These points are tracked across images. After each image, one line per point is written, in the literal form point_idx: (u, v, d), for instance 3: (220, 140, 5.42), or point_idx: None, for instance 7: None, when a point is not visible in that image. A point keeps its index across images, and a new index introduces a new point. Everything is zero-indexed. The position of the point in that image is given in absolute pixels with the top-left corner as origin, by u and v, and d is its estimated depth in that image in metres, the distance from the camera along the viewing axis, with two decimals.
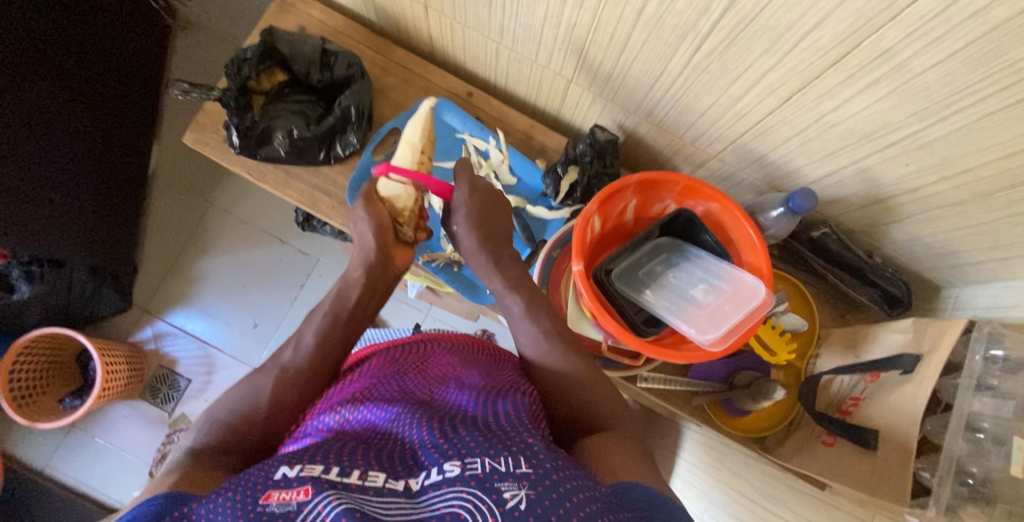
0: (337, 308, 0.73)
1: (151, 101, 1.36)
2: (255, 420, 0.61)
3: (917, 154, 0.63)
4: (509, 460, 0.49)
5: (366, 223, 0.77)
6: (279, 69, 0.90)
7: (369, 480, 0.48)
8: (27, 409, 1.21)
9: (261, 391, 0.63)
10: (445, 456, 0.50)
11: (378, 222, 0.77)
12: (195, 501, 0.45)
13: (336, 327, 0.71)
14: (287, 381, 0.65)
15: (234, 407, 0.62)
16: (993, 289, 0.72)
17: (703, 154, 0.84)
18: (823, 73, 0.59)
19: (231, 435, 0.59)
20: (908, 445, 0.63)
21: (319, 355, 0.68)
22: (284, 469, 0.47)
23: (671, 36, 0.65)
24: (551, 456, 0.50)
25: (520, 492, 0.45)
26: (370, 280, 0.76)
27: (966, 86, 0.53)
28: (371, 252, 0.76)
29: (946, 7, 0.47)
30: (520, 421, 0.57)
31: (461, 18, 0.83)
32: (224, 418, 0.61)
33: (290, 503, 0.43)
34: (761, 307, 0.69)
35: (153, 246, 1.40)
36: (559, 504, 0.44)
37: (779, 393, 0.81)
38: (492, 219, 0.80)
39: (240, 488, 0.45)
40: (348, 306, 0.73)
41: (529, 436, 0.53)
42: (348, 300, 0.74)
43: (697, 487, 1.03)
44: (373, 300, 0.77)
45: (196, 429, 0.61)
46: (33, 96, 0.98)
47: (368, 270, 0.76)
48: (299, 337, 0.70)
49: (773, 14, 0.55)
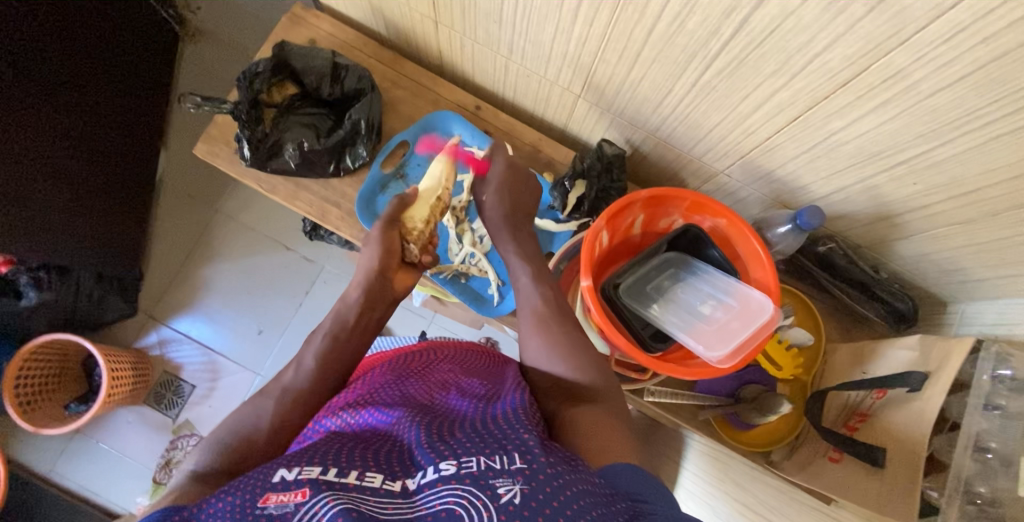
0: (337, 328, 0.74)
1: (159, 109, 1.37)
2: (258, 441, 0.61)
3: (924, 174, 0.64)
4: (504, 458, 0.49)
5: (375, 245, 0.78)
6: (290, 83, 0.91)
7: (367, 480, 0.48)
8: (33, 414, 1.21)
9: (263, 413, 0.64)
10: (440, 457, 0.50)
11: (388, 244, 0.78)
12: (194, 508, 0.45)
13: (337, 349, 0.72)
14: (289, 402, 0.65)
15: (236, 428, 0.62)
16: (999, 305, 0.72)
17: (709, 169, 0.85)
18: (832, 93, 0.60)
19: (235, 457, 0.58)
20: (915, 462, 0.63)
21: (317, 379, 0.69)
22: (282, 472, 0.47)
23: (681, 55, 0.66)
24: (545, 453, 0.50)
25: (514, 487, 0.45)
26: (372, 298, 0.77)
27: (974, 109, 0.53)
28: (372, 271, 0.77)
29: (956, 33, 0.47)
30: (517, 419, 0.57)
31: (471, 33, 0.84)
32: (224, 440, 0.61)
33: (288, 505, 0.43)
34: (768, 323, 0.70)
35: (159, 252, 1.40)
36: (553, 498, 0.44)
37: (785, 406, 0.81)
38: (522, 201, 0.86)
39: (240, 492, 0.45)
40: (348, 326, 0.74)
41: (524, 432, 0.54)
42: (348, 321, 0.75)
43: (702, 497, 1.04)
44: (373, 318, 0.77)
45: (198, 450, 0.61)
46: (42, 104, 0.98)
47: (369, 287, 0.76)
48: (305, 356, 0.71)
49: (783, 36, 0.56)
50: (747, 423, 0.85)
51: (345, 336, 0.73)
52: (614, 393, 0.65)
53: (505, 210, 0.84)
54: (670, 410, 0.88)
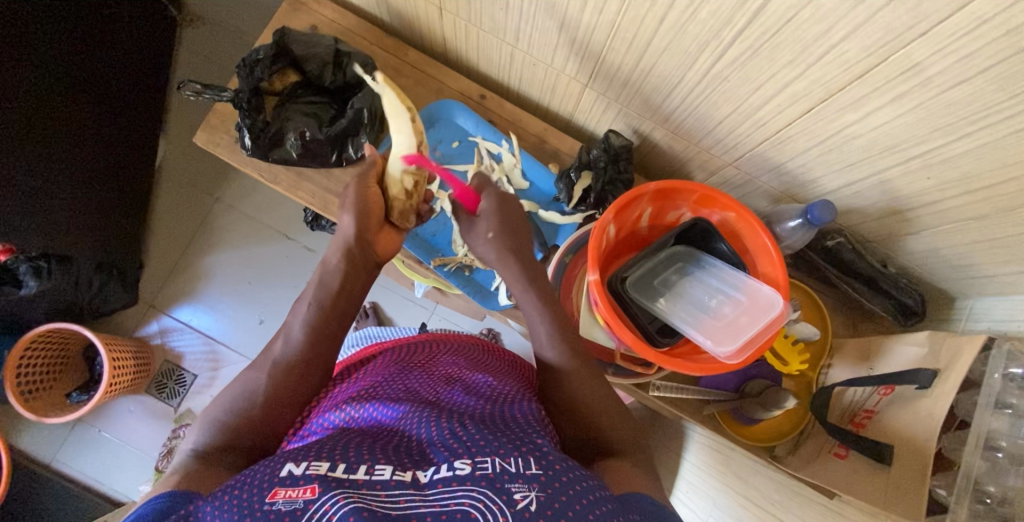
0: (323, 295, 0.69)
1: (157, 96, 1.35)
2: (253, 417, 0.60)
3: (939, 168, 0.63)
4: (519, 460, 0.48)
5: (353, 203, 0.73)
6: (291, 70, 0.88)
7: (378, 473, 0.47)
8: (33, 402, 1.20)
9: (256, 387, 0.63)
10: (455, 455, 0.50)
11: (363, 202, 0.73)
12: (199, 503, 0.45)
13: (326, 316, 0.68)
14: (281, 374, 0.63)
15: (230, 406, 0.61)
16: (1009, 301, 0.71)
17: (718, 161, 0.84)
18: (847, 85, 0.58)
19: (233, 435, 0.58)
20: (925, 460, 0.62)
21: (309, 348, 0.66)
22: (290, 466, 0.47)
23: (692, 45, 0.65)
24: (560, 457, 0.50)
25: (530, 494, 0.44)
26: (353, 265, 0.72)
27: (993, 103, 0.52)
28: (350, 235, 0.72)
29: (979, 25, 0.46)
30: (529, 423, 0.57)
31: (476, 21, 0.82)
32: (221, 418, 0.60)
33: (297, 501, 0.43)
34: (778, 318, 0.68)
35: (160, 240, 1.39)
36: (569, 505, 0.44)
37: (790, 401, 0.82)
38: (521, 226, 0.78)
39: (246, 487, 0.45)
40: (332, 291, 0.69)
41: (539, 437, 0.54)
42: (333, 287, 0.70)
43: (698, 491, 1.05)
44: (359, 281, 0.73)
45: (197, 428, 0.60)
46: (38, 89, 0.96)
47: (348, 252, 0.71)
48: (293, 326, 0.67)
49: (798, 26, 0.54)
50: (751, 418, 0.85)
51: (332, 303, 0.69)
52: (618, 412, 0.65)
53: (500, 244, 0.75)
54: (673, 404, 0.88)
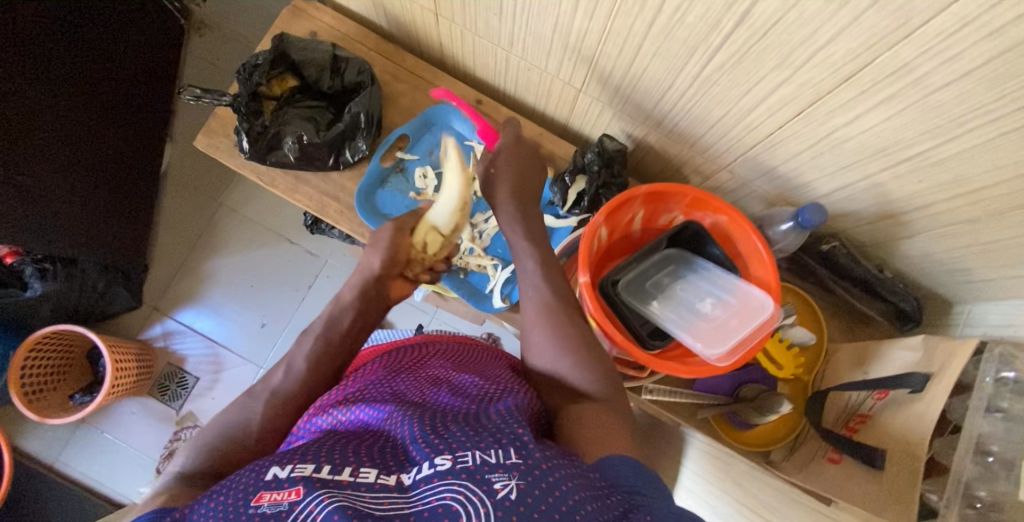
0: (329, 333, 0.74)
1: (164, 102, 1.37)
2: (243, 439, 0.60)
3: (930, 171, 0.63)
4: (499, 452, 0.48)
5: (382, 248, 0.81)
6: (290, 76, 0.90)
7: (361, 476, 0.47)
8: (37, 404, 1.22)
9: (250, 412, 0.63)
10: (436, 451, 0.50)
11: (393, 250, 0.82)
12: (187, 507, 0.45)
13: (327, 352, 0.72)
14: (276, 404, 0.65)
15: (221, 429, 0.62)
16: (1005, 306, 0.71)
17: (711, 166, 0.84)
18: (836, 88, 0.59)
19: (222, 458, 0.58)
20: (915, 465, 0.62)
21: (304, 379, 0.68)
22: (275, 470, 0.47)
23: (682, 48, 0.65)
24: (540, 446, 0.50)
25: (510, 483, 0.45)
26: (365, 304, 0.78)
27: (981, 104, 0.52)
28: (371, 274, 0.80)
29: (962, 26, 0.46)
30: (511, 415, 0.56)
31: (472, 26, 0.83)
32: (211, 442, 0.60)
33: (282, 503, 0.43)
34: (768, 321, 0.69)
35: (164, 243, 1.41)
36: (548, 494, 0.44)
37: (785, 407, 0.80)
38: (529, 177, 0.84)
39: (231, 492, 0.45)
40: (340, 329, 0.75)
41: (519, 427, 0.53)
42: (341, 324, 0.75)
43: (700, 497, 1.05)
44: (368, 318, 0.79)
45: (186, 452, 0.61)
46: (45, 94, 0.98)
47: (364, 288, 0.79)
48: (296, 358, 0.71)
49: (785, 29, 0.55)
50: (748, 423, 0.84)
51: (338, 341, 0.74)
52: (617, 393, 0.62)
53: (511, 185, 0.81)
54: (668, 407, 0.87)
